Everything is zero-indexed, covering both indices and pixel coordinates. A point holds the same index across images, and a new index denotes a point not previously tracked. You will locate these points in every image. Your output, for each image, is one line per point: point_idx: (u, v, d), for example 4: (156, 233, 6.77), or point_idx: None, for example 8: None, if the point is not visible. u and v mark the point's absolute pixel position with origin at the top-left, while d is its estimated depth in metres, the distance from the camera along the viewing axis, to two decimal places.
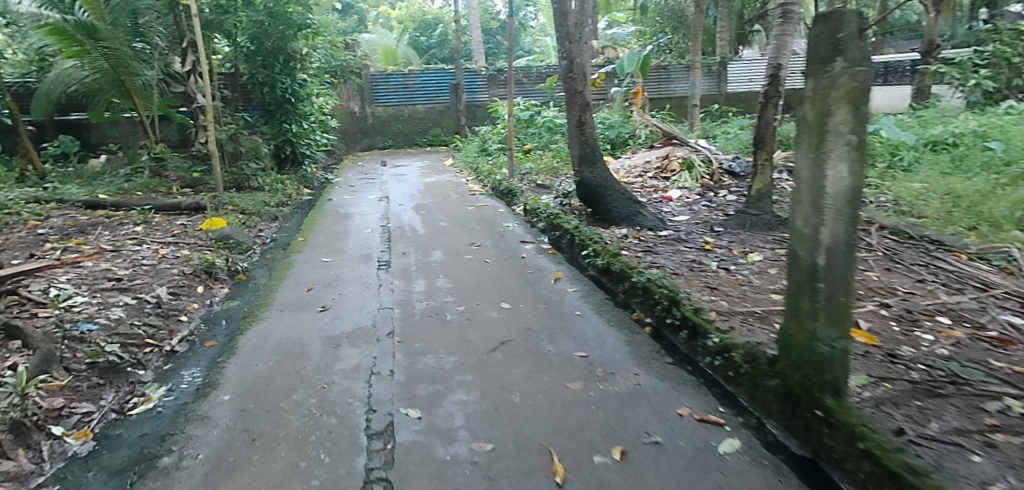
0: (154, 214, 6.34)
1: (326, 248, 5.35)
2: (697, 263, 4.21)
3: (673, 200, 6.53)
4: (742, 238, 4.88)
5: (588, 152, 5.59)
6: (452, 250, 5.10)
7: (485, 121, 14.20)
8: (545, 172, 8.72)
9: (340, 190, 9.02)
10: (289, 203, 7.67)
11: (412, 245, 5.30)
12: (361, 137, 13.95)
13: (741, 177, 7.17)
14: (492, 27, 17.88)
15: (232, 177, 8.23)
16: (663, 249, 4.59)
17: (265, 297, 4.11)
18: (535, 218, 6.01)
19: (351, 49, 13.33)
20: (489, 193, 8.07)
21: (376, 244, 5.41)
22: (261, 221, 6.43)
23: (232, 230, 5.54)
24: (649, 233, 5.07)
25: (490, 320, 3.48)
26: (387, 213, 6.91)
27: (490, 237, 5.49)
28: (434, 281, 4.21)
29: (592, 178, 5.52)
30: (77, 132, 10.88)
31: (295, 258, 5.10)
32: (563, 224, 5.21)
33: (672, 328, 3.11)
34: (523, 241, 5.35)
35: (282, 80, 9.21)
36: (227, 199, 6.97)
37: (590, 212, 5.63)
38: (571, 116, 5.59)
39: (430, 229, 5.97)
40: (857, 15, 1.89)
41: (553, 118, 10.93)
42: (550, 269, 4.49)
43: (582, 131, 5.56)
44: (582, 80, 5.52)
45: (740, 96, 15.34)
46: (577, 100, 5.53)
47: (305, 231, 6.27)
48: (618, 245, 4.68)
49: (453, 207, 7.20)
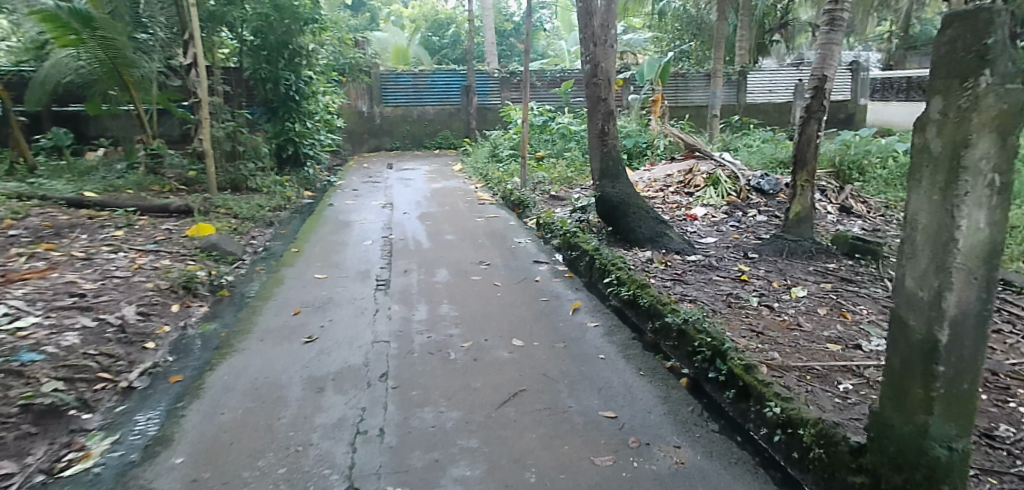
0: (139, 217, 5.90)
1: (321, 261, 4.88)
2: (733, 298, 3.73)
3: (699, 219, 6.06)
4: (780, 268, 4.40)
5: (610, 165, 5.10)
6: (458, 269, 4.62)
7: (497, 125, 13.75)
8: (559, 182, 8.26)
9: (343, 194, 8.56)
10: (287, 207, 7.24)
11: (415, 261, 4.84)
12: (368, 138, 13.53)
13: (770, 195, 6.74)
14: (506, 29, 17.43)
15: (229, 177, 7.80)
16: (693, 278, 4.11)
17: (246, 320, 3.65)
18: (550, 234, 5.54)
19: (360, 47, 12.91)
20: (498, 203, 7.61)
21: (376, 258, 4.95)
22: (254, 227, 6.00)
23: (221, 238, 5.07)
24: (676, 257, 4.59)
25: (500, 361, 3.01)
26: (390, 222, 6.45)
27: (500, 255, 5.02)
28: (438, 308, 3.74)
29: (614, 194, 5.04)
30: (76, 124, 10.46)
31: (286, 271, 4.63)
32: (581, 244, 4.74)
33: (716, 385, 2.65)
34: (536, 260, 4.88)
35: (286, 76, 8.79)
36: (220, 202, 6.54)
37: (610, 230, 5.15)
38: (594, 125, 5.12)
39: (435, 243, 5.49)
40: (1011, 16, 1.41)
41: (568, 124, 10.47)
42: (567, 297, 4.00)
43: (605, 142, 5.09)
44: (607, 86, 5.05)
45: (760, 107, 14.84)
46: (600, 108, 5.06)
47: (300, 240, 5.81)
48: (642, 270, 4.19)
49: (460, 217, 6.72)
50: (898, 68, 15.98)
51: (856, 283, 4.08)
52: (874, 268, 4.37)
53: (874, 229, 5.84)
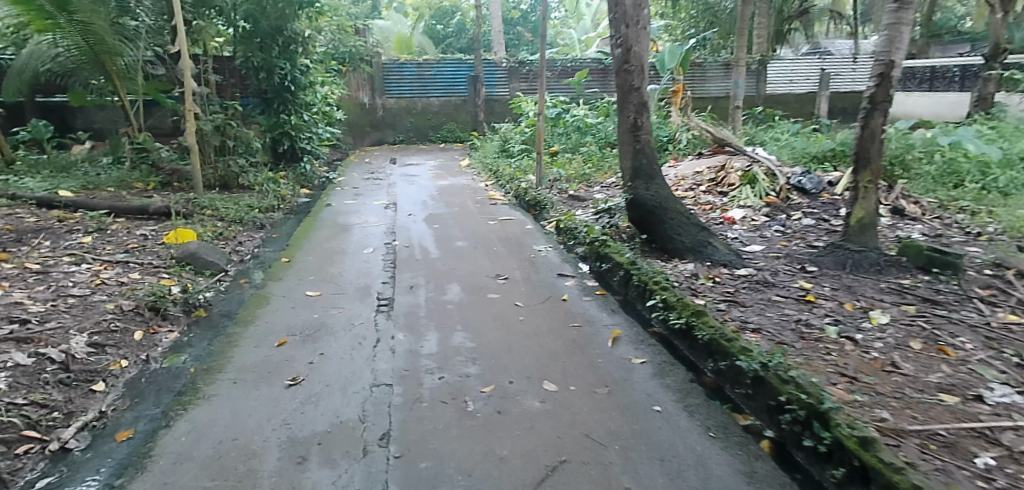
0: (114, 220, 5.32)
1: (316, 274, 4.27)
2: (804, 328, 3.11)
3: (738, 224, 5.49)
4: (848, 286, 3.77)
5: (643, 164, 4.48)
6: (471, 285, 4.01)
7: (505, 117, 13.14)
8: (577, 180, 7.65)
9: (343, 192, 7.95)
10: (281, 207, 6.66)
11: (423, 274, 4.24)
12: (371, 131, 12.90)
13: (812, 195, 6.16)
14: (512, 17, 16.66)
15: (218, 174, 7.23)
16: (748, 300, 3.49)
17: (221, 352, 3.03)
18: (574, 241, 4.95)
19: (361, 35, 12.26)
20: (511, 202, 7.02)
21: (379, 271, 4.34)
22: (243, 232, 5.43)
23: (201, 246, 4.46)
24: (723, 271, 3.98)
25: (530, 415, 2.40)
26: (394, 225, 5.85)
27: (520, 267, 4.41)
28: (450, 339, 3.12)
29: (649, 197, 4.41)
30: (63, 115, 9.95)
31: (274, 287, 4.01)
32: (613, 254, 4.14)
33: (817, 458, 2.03)
34: (560, 274, 4.26)
35: (280, 65, 8.19)
36: (206, 204, 5.96)
37: (643, 238, 4.53)
38: (624, 118, 4.50)
39: (445, 252, 4.88)
40: None
41: (583, 117, 9.87)
42: (601, 320, 3.39)
43: (637, 138, 4.47)
44: (640, 73, 4.44)
45: (781, 99, 14.15)
46: (632, 99, 4.44)
47: (293, 246, 5.21)
48: (689, 291, 3.57)
49: (470, 220, 6.11)
50: (923, 57, 15.24)
51: (943, 305, 3.44)
52: (958, 286, 3.74)
53: (936, 236, 5.21)
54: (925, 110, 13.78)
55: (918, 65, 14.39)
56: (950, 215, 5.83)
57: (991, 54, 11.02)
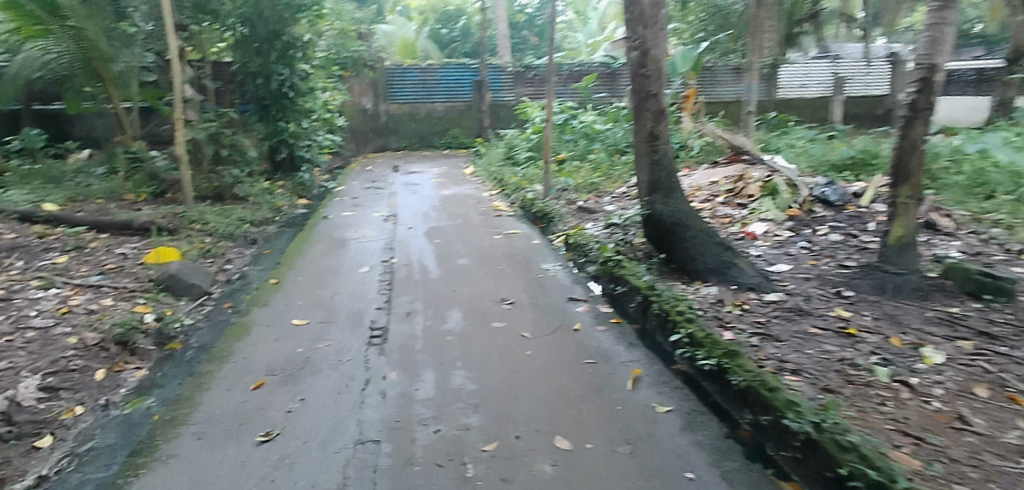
0: (95, 237, 5.01)
1: (304, 297, 3.91)
2: (850, 370, 2.74)
3: (760, 239, 5.15)
4: (891, 315, 3.40)
5: (660, 177, 4.13)
6: (474, 311, 3.65)
7: (510, 123, 12.82)
8: (586, 190, 7.31)
9: (341, 203, 7.62)
10: (276, 220, 6.34)
11: (422, 298, 3.88)
12: (373, 137, 12.58)
13: (836, 207, 5.83)
14: (518, 21, 16.30)
15: (211, 185, 6.92)
16: (783, 334, 3.13)
17: (190, 397, 2.68)
18: (585, 259, 4.60)
19: (364, 40, 11.97)
20: (517, 214, 6.68)
21: (374, 294, 3.99)
22: (232, 249, 5.11)
23: (183, 267, 4.14)
24: (752, 298, 3.62)
25: (540, 482, 2.04)
26: (393, 240, 5.51)
27: (527, 289, 4.06)
28: (448, 380, 2.76)
29: (667, 213, 4.06)
30: (60, 123, 9.70)
31: (258, 314, 3.66)
32: (630, 277, 3.78)
33: None
34: (571, 297, 3.90)
35: (279, 71, 7.86)
36: (195, 218, 5.64)
37: (661, 258, 4.18)
38: (641, 127, 4.16)
39: (446, 271, 4.52)
40: None
41: (592, 123, 9.55)
42: (619, 356, 3.03)
43: (655, 148, 4.13)
44: (658, 78, 4.10)
45: (793, 103, 13.78)
46: (650, 106, 4.10)
47: (285, 264, 4.88)
48: (716, 322, 3.21)
49: (473, 233, 5.77)
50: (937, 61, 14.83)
51: (1003, 340, 3.06)
52: (1015, 317, 3.36)
53: (976, 253, 4.83)
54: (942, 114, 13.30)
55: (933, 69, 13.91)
56: (987, 230, 5.44)
57: (1014, 57, 10.60)
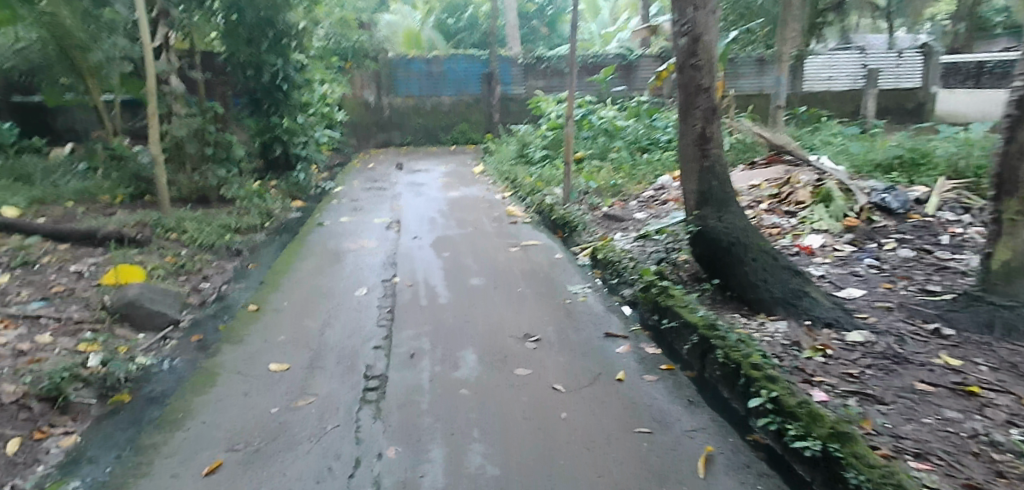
0: (53, 250, 4.38)
1: (287, 331, 3.26)
2: (992, 452, 2.06)
3: (820, 255, 4.51)
4: (1013, 362, 2.72)
5: (710, 188, 3.49)
6: (492, 352, 2.99)
7: (522, 117, 12.13)
8: (608, 193, 6.66)
9: (340, 206, 6.97)
10: (264, 228, 5.71)
11: (428, 333, 3.22)
12: (376, 132, 11.89)
13: (898, 215, 5.19)
14: (528, 11, 15.57)
15: (196, 187, 6.30)
16: (886, 394, 2.45)
17: (122, 485, 2.04)
18: (619, 281, 3.94)
19: (367, 29, 11.28)
20: (534, 220, 6.02)
21: (372, 326, 3.33)
22: (210, 265, 4.48)
23: (145, 290, 3.50)
24: (833, 339, 2.94)
25: None
26: (395, 252, 4.86)
27: (553, 321, 3.39)
28: (461, 462, 2.11)
29: (722, 230, 3.40)
30: (43, 116, 9.10)
31: (228, 354, 3.01)
32: (681, 309, 3.11)
33: None
34: (608, 333, 3.23)
35: (271, 61, 7.21)
36: (172, 226, 5.01)
37: (713, 283, 3.51)
38: (690, 127, 3.50)
39: (457, 295, 3.86)
40: None
41: (612, 118, 8.89)
42: (679, 425, 2.37)
43: (705, 152, 3.48)
44: (710, 71, 3.44)
45: (820, 97, 13.00)
46: (700, 103, 3.45)
47: (270, 282, 4.23)
48: (798, 377, 2.55)
49: (486, 245, 5.11)
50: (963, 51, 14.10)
51: None
52: None
53: None
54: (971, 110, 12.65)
55: (962, 60, 13.01)
56: None
57: None
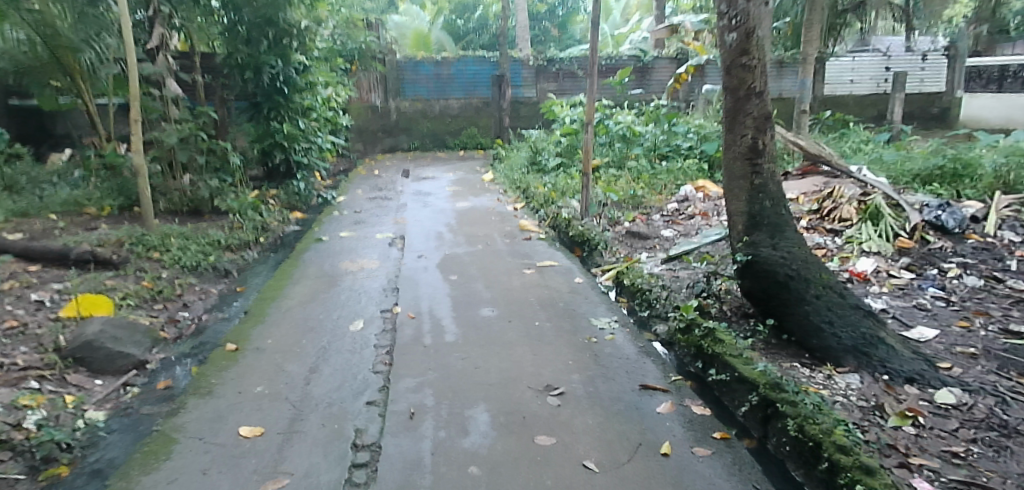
0: (21, 273, 3.91)
1: (266, 379, 2.78)
2: None
3: (875, 282, 3.98)
4: None
5: (762, 209, 3.02)
6: (508, 411, 2.50)
7: (533, 122, 11.66)
8: (629, 205, 6.16)
9: (341, 218, 6.52)
10: (258, 244, 5.25)
11: (431, 383, 2.74)
12: (383, 137, 11.45)
13: (955, 235, 4.65)
14: (539, 11, 15.11)
15: (188, 198, 5.86)
16: (1006, 484, 1.95)
17: None
18: (651, 315, 3.45)
19: (373, 30, 10.81)
20: (549, 236, 5.53)
21: (367, 373, 2.85)
22: (192, 290, 4.02)
23: (107, 328, 3.04)
24: (920, 401, 2.44)
25: None
26: (398, 275, 4.39)
27: (578, 368, 2.90)
28: None
29: (778, 260, 2.90)
30: (40, 118, 8.62)
31: (193, 411, 2.54)
32: (734, 358, 2.61)
33: None
34: (644, 385, 2.74)
35: (271, 63, 6.76)
36: (156, 243, 4.56)
37: (765, 324, 3.00)
38: (738, 137, 3.03)
39: (465, 331, 3.37)
40: None
41: (630, 124, 8.39)
42: None
43: (756, 168, 3.01)
44: (762, 71, 2.98)
45: (843, 102, 12.42)
46: (751, 108, 2.98)
47: (255, 310, 3.76)
48: (892, 460, 2.05)
49: (498, 265, 4.63)
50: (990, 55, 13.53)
51: None
52: None
53: None
54: (991, 115, 11.86)
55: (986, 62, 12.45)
56: None
57: None
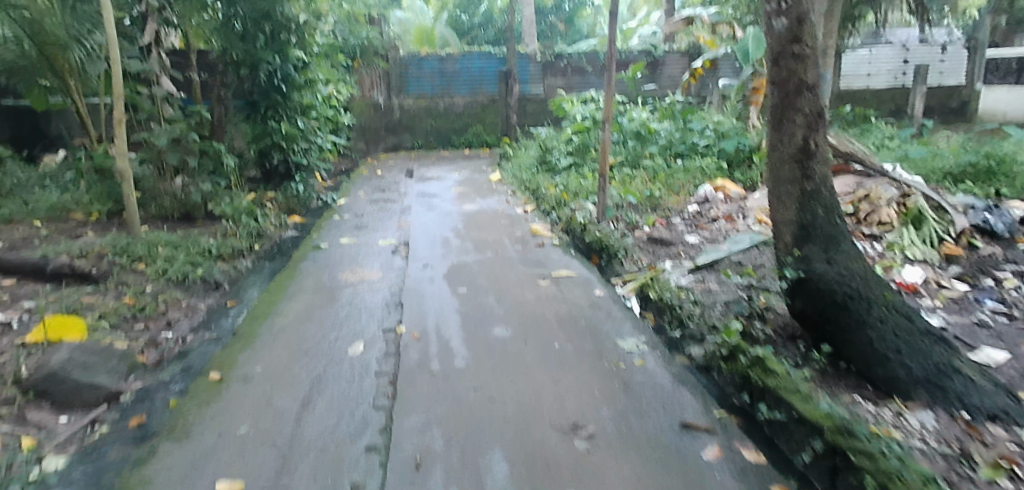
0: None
1: (252, 418, 2.45)
2: None
3: (927, 295, 3.59)
4: None
5: (813, 218, 2.67)
6: (529, 458, 2.16)
7: (540, 118, 11.28)
8: (646, 207, 5.79)
9: (342, 223, 6.18)
10: (253, 251, 4.91)
11: (439, 422, 2.40)
12: (386, 135, 11.10)
13: (1005, 240, 4.27)
14: (545, 5, 14.72)
15: (179, 202, 5.53)
16: None
17: None
18: (683, 335, 3.10)
19: (376, 25, 10.46)
20: (563, 241, 5.18)
21: (366, 409, 2.51)
22: (178, 306, 3.68)
23: (75, 356, 2.70)
24: (1012, 447, 2.09)
25: None
26: (402, 287, 4.05)
27: (606, 401, 2.55)
28: None
29: (834, 277, 2.55)
30: (34, 121, 8.06)
31: (165, 460, 2.20)
32: (790, 394, 2.27)
33: None
34: (685, 423, 2.40)
35: (268, 59, 6.35)
36: (142, 253, 4.22)
37: (818, 349, 2.65)
38: (787, 137, 2.69)
39: (476, 354, 3.02)
40: None
41: (645, 121, 8.02)
42: None
43: (808, 172, 2.66)
44: (814, 62, 2.64)
45: (861, 96, 12.01)
46: (802, 104, 2.64)
47: (245, 330, 3.42)
48: None
49: (510, 275, 4.28)
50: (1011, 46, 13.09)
51: None
52: None
53: None
54: (1009, 109, 11.49)
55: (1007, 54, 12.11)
56: None
57: None
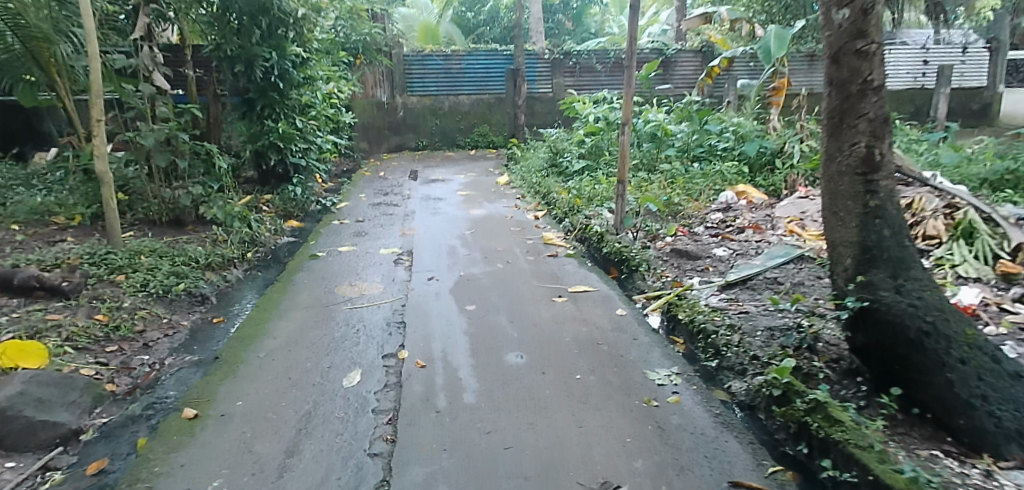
0: None
1: (227, 470, 2.10)
2: None
3: (988, 319, 3.22)
4: None
5: (879, 238, 2.32)
6: None
7: (548, 119, 10.93)
8: (665, 215, 5.44)
9: (342, 228, 5.84)
10: (244, 260, 4.57)
11: (445, 476, 2.04)
12: (389, 135, 10.76)
13: None
14: (552, 3, 14.37)
15: (167, 205, 5.19)
16: None
17: None
18: (722, 366, 2.74)
19: (379, 22, 10.12)
20: (578, 251, 4.82)
21: (361, 457, 2.16)
22: (155, 323, 3.34)
23: (27, 389, 2.36)
24: None
25: None
26: (404, 304, 3.70)
27: (638, 451, 2.19)
28: None
29: (906, 307, 2.20)
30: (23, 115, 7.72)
31: None
32: (864, 451, 1.90)
33: None
34: (734, 482, 2.04)
35: (264, 56, 6.05)
36: (121, 263, 3.89)
37: (885, 390, 2.29)
38: (847, 146, 2.35)
39: (487, 388, 2.67)
40: None
41: (661, 122, 7.67)
42: None
43: (871, 185, 2.33)
44: (880, 59, 2.30)
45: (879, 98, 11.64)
46: (866, 108, 2.30)
47: (229, 354, 3.07)
48: None
49: (523, 291, 3.93)
50: None
51: None
52: None
53: None
54: None
55: None
56: None
57: None
